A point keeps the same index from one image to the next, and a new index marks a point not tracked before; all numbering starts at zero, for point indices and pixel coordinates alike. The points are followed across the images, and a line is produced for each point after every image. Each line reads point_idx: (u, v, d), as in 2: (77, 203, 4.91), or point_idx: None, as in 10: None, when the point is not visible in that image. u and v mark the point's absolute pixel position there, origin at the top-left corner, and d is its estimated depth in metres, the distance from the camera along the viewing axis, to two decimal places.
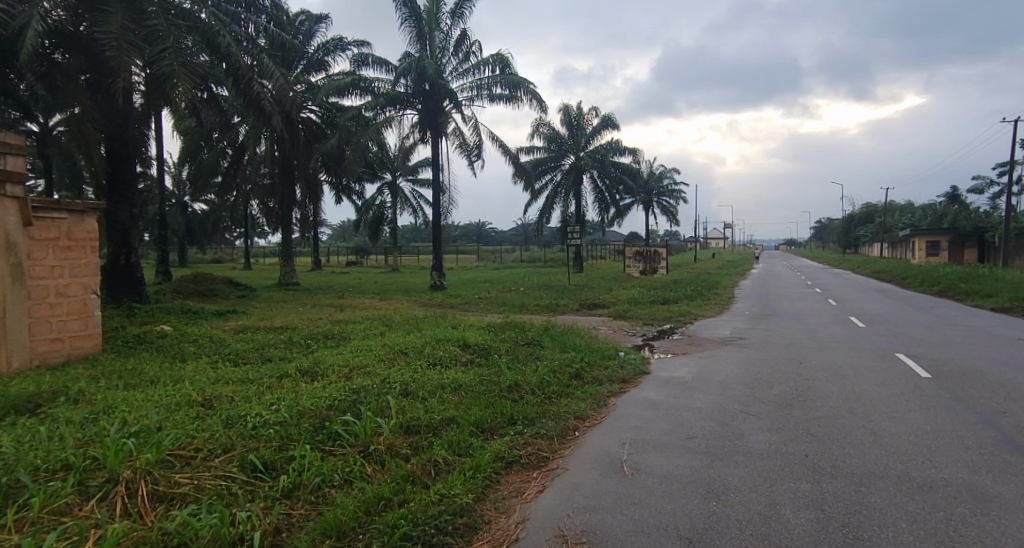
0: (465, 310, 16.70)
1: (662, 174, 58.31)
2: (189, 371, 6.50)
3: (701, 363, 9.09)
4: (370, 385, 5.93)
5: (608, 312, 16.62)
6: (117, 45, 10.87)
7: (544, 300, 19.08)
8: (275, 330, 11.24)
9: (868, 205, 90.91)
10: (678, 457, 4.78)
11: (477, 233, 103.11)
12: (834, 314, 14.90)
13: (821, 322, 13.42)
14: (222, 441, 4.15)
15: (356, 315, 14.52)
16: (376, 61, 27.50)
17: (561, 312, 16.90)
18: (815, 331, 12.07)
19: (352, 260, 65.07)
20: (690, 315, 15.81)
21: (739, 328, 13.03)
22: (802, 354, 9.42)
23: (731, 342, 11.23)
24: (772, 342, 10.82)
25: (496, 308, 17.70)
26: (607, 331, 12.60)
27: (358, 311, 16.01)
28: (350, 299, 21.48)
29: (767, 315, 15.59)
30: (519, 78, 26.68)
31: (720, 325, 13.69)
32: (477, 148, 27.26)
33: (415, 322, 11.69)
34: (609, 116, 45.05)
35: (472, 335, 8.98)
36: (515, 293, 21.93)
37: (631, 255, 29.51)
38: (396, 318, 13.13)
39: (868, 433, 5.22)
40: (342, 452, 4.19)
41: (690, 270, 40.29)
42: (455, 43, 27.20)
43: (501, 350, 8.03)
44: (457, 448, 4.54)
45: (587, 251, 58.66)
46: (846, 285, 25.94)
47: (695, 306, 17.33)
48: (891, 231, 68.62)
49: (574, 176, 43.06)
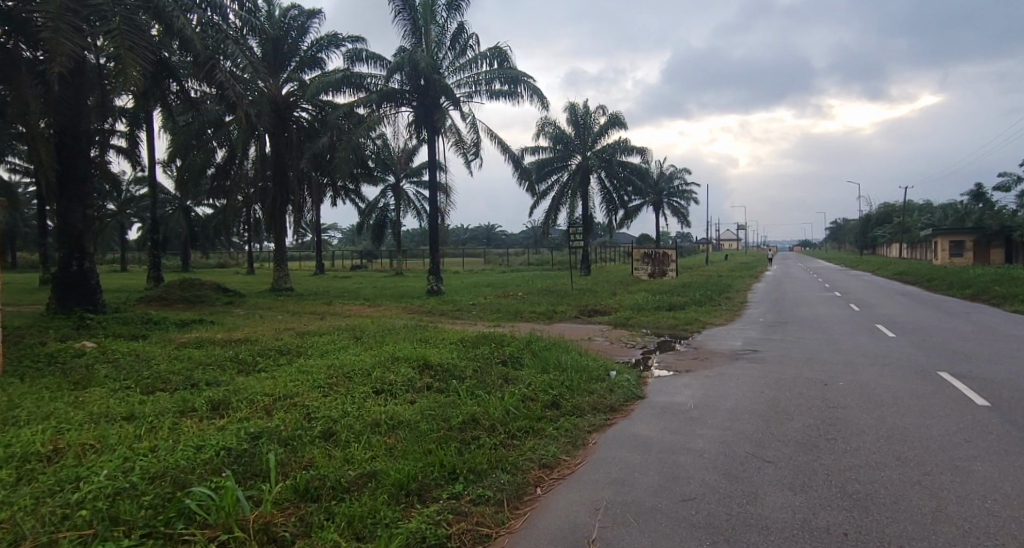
0: (454, 318, 15.52)
1: (672, 174, 56.82)
2: (71, 406, 5.25)
3: (706, 384, 7.78)
4: (280, 426, 4.62)
5: (607, 319, 15.35)
6: (54, 27, 9.87)
7: (541, 306, 17.89)
8: (230, 343, 10.09)
9: (886, 205, 88.29)
10: (669, 534, 3.47)
11: (486, 236, 102.09)
12: (857, 322, 13.51)
13: (845, 332, 12.02)
14: (11, 527, 2.84)
15: (334, 325, 13.35)
16: (370, 57, 26.51)
17: (558, 320, 15.65)
18: (839, 342, 10.69)
19: (357, 264, 64.27)
20: (698, 322, 14.48)
21: (753, 339, 11.67)
22: (826, 373, 8.07)
23: (741, 356, 9.89)
24: (790, 356, 9.48)
25: (488, 316, 16.53)
26: (602, 343, 11.33)
27: (337, 320, 14.86)
28: (337, 306, 20.35)
29: (783, 322, 14.21)
30: (519, 73, 25.44)
31: (730, 336, 12.34)
32: (474, 146, 26.18)
33: (388, 334, 10.50)
34: (616, 114, 43.69)
35: (438, 351, 7.73)
36: (512, 299, 20.73)
37: (639, 257, 28.06)
38: (372, 329, 11.93)
39: (925, 497, 3.88)
40: (187, 535, 2.89)
41: (702, 273, 38.71)
42: (452, 37, 26.11)
43: (465, 372, 6.75)
44: (360, 528, 3.25)
45: (595, 254, 57.19)
46: (868, 289, 24.36)
47: (703, 313, 15.99)
48: (910, 231, 66.54)
49: (581, 177, 41.73)
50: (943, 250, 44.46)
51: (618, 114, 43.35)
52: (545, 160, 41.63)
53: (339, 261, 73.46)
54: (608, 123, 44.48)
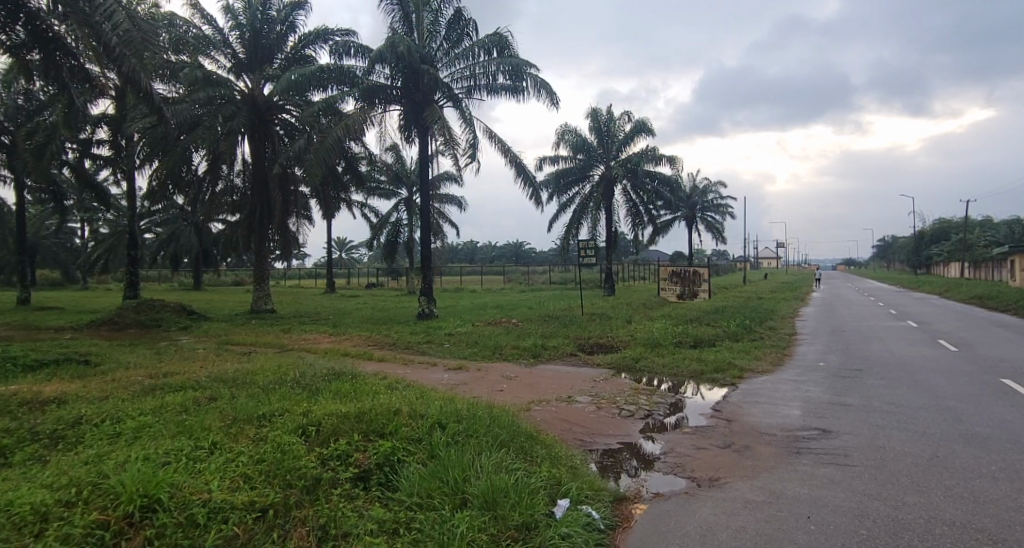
0: (411, 360, 11.99)
1: (706, 187, 52.51)
2: None
3: (751, 537, 3.84)
4: None
5: (608, 362, 11.56)
6: None
7: (529, 338, 14.14)
8: (16, 407, 6.53)
9: (941, 220, 81.51)
10: None
11: (515, 254, 98.81)
12: (967, 374, 9.26)
13: (962, 393, 7.82)
14: None
15: (242, 366, 9.77)
16: (358, 49, 23.57)
17: (545, 361, 11.95)
18: (968, 419, 6.56)
19: (374, 282, 61.87)
20: (733, 369, 10.45)
21: (819, 405, 7.61)
22: (991, 512, 4.07)
23: (804, 445, 5.92)
24: (896, 455, 5.45)
25: (458, 354, 12.80)
26: (584, 409, 7.49)
27: (260, 357, 11.47)
28: (298, 333, 17.21)
29: (856, 371, 10.01)
30: (521, 62, 22.08)
31: (781, 396, 8.27)
32: (470, 148, 23.00)
33: (261, 393, 6.90)
34: (642, 120, 39.84)
35: (240, 455, 4.06)
36: (501, 327, 17.04)
37: (666, 276, 24.02)
38: (267, 378, 8.28)
39: None
40: None
41: (739, 294, 34.33)
42: (447, 25, 22.98)
43: (210, 539, 2.97)
44: None
45: (622, 273, 53.09)
46: (950, 317, 19.78)
47: (743, 352, 12.02)
48: (972, 249, 60.38)
49: (604, 188, 37.94)
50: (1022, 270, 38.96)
51: (644, 120, 39.51)
52: (563, 171, 38.13)
53: (358, 280, 71.25)
54: (633, 130, 40.62)
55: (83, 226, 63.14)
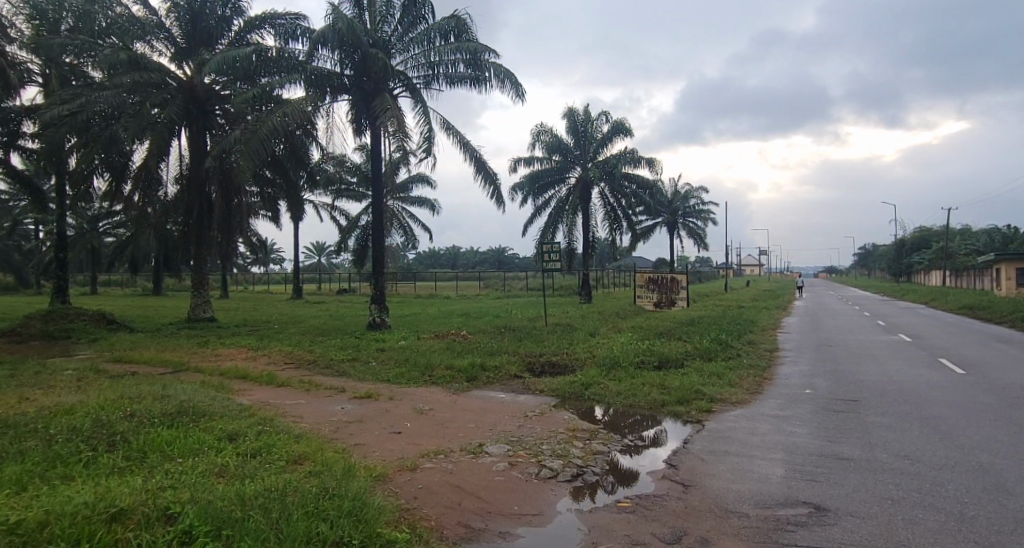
0: (318, 386, 9.79)
1: (688, 192, 50.94)
2: None
3: None
4: None
5: (554, 388, 9.53)
6: None
7: (470, 357, 12.03)
8: None
9: (923, 229, 81.08)
10: None
11: (497, 260, 96.53)
12: (988, 409, 7.39)
13: (996, 443, 5.94)
14: None
15: (73, 398, 7.49)
16: (304, 31, 21.40)
17: (478, 386, 9.86)
18: (1021, 492, 4.63)
19: (346, 287, 59.30)
20: (700, 399, 8.49)
21: (809, 460, 5.66)
22: None
23: (789, 542, 3.94)
24: None
25: (380, 377, 10.61)
26: (491, 469, 5.46)
27: (121, 382, 9.14)
28: (213, 348, 14.97)
29: (851, 404, 8.09)
30: (481, 49, 20.20)
31: (759, 445, 6.28)
32: (425, 142, 21.01)
33: (12, 457, 4.65)
34: (620, 121, 38.15)
35: None
36: (447, 340, 14.99)
37: (642, 283, 22.18)
38: (71, 420, 6.00)
39: None
40: None
41: (720, 302, 32.67)
42: (402, 7, 20.91)
43: None
44: None
45: (602, 280, 51.27)
46: (947, 330, 18.11)
47: (716, 375, 10.11)
48: (954, 257, 59.64)
49: (580, 191, 36.05)
50: (1009, 279, 37.84)
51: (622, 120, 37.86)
52: (538, 173, 36.22)
53: (331, 285, 68.60)
54: (612, 132, 38.81)
55: (37, 228, 59.56)
